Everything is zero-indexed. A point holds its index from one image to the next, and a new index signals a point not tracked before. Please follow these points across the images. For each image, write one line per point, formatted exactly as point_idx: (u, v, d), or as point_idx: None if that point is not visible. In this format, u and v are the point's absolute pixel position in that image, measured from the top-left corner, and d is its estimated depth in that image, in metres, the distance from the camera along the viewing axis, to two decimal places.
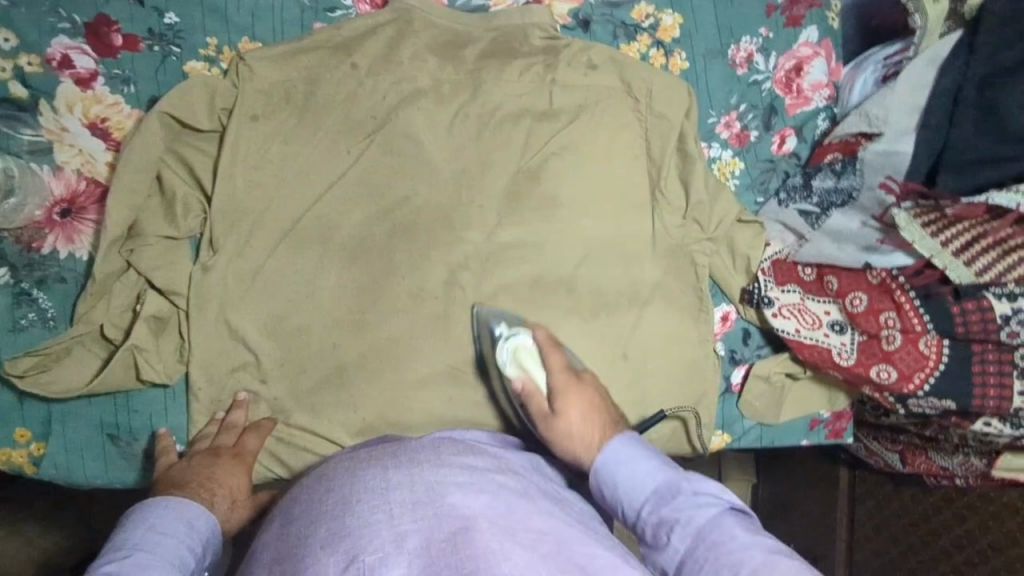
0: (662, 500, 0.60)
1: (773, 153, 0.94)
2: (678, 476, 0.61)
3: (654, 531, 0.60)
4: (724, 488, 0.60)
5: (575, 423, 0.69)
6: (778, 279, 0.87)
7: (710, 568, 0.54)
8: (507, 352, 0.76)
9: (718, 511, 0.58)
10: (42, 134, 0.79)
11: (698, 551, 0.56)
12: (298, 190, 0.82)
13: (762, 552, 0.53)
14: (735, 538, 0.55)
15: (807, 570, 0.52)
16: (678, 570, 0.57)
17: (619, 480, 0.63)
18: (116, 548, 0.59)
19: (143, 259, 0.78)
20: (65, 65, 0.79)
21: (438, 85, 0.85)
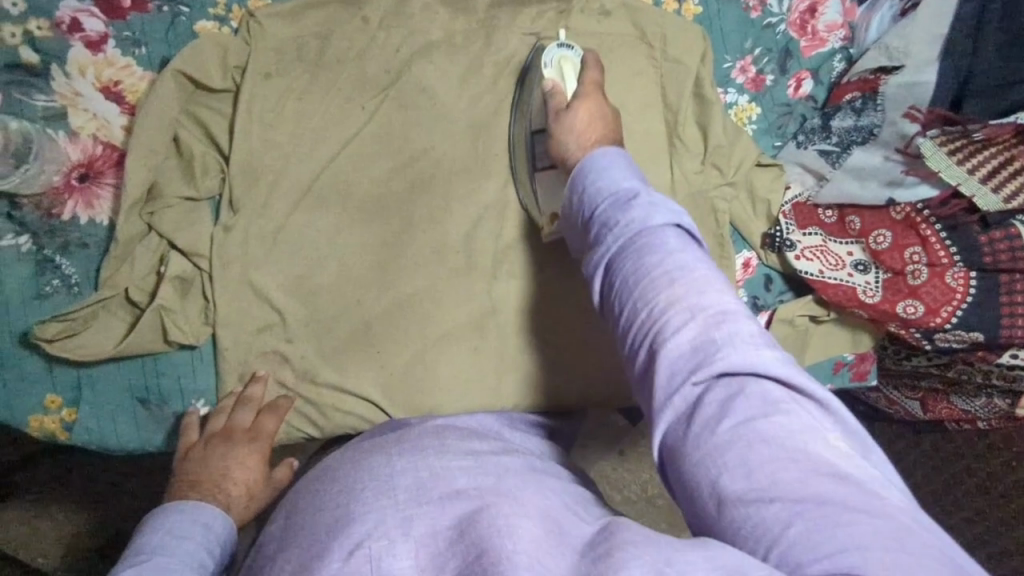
0: (618, 203, 0.56)
1: (790, 97, 0.93)
2: (635, 186, 0.57)
3: (602, 217, 0.56)
4: (678, 210, 0.55)
5: (581, 123, 0.70)
6: (799, 223, 0.87)
7: (630, 266, 0.52)
8: (552, 57, 0.77)
9: (660, 217, 0.53)
10: (55, 100, 0.78)
11: (628, 253, 0.53)
12: (314, 147, 0.82)
13: (685, 261, 0.51)
14: (665, 244, 0.52)
15: (726, 286, 0.50)
16: (607, 269, 0.54)
17: (599, 172, 0.59)
18: (137, 555, 0.58)
19: (166, 222, 0.78)
20: (75, 28, 0.78)
21: (450, 36, 0.85)
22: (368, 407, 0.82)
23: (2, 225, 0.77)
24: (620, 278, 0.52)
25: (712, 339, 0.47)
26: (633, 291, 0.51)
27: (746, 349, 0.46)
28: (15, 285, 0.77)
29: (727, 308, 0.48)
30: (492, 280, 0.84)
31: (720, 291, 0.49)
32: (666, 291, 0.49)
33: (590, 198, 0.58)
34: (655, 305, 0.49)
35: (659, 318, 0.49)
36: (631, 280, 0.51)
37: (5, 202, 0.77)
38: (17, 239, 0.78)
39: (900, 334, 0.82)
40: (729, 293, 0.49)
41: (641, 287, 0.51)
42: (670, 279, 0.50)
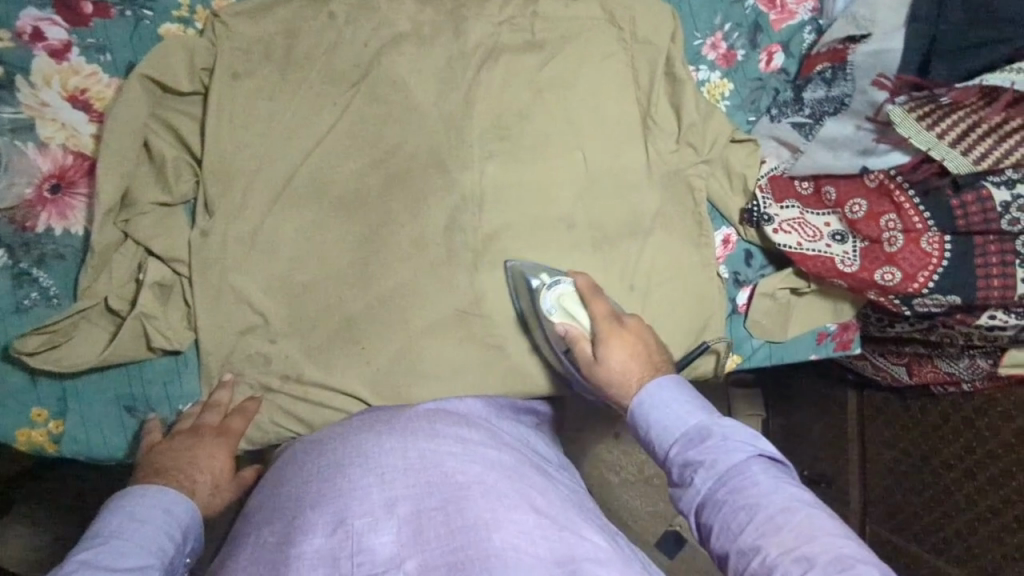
0: (693, 441, 0.62)
1: (761, 71, 0.93)
2: (720, 423, 0.62)
3: (685, 459, 0.61)
4: (756, 438, 0.60)
5: (616, 366, 0.72)
6: (776, 196, 0.87)
7: (729, 518, 0.56)
8: (552, 300, 0.78)
9: (751, 457, 0.59)
10: (21, 111, 0.77)
11: (721, 492, 0.58)
12: (288, 146, 0.81)
13: (785, 498, 0.55)
14: (759, 485, 0.57)
15: (831, 522, 0.54)
16: (699, 508, 0.59)
17: (665, 414, 0.64)
18: (96, 536, 0.62)
19: (142, 228, 0.78)
20: (37, 38, 0.77)
21: (418, 27, 0.85)
22: (356, 403, 0.82)
23: None
24: (720, 521, 0.57)
25: (822, 560, 0.51)
26: (736, 539, 0.55)
27: (856, 560, 0.50)
28: None
29: (836, 540, 0.52)
30: (474, 271, 0.84)
31: (824, 526, 0.53)
32: (772, 535, 0.53)
33: (672, 441, 0.63)
34: (760, 505, 0.55)
35: (771, 558, 0.53)
36: (732, 526, 0.56)
37: None
38: None
39: (879, 301, 0.83)
40: (833, 526, 0.53)
41: (744, 535, 0.55)
42: (775, 524, 0.54)
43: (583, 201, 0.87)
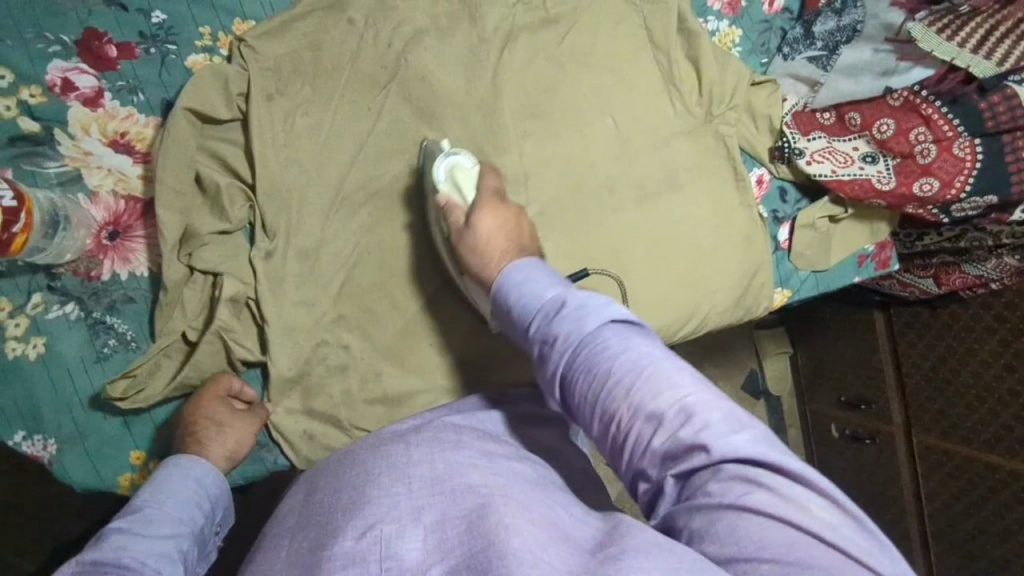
0: (551, 319, 0.58)
1: (766, 13, 0.96)
2: (573, 291, 0.59)
3: (544, 332, 0.58)
4: (609, 302, 0.56)
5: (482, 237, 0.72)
6: (802, 130, 0.90)
7: (584, 388, 0.53)
8: (444, 169, 0.79)
9: (600, 316, 0.55)
10: (66, 164, 0.78)
11: (574, 365, 0.55)
12: (332, 157, 0.83)
13: (633, 354, 0.53)
14: (608, 346, 0.53)
15: (681, 370, 0.52)
16: (561, 383, 0.56)
17: (524, 292, 0.63)
18: (130, 506, 0.66)
19: (207, 257, 0.79)
20: (69, 88, 0.77)
21: (435, 21, 0.86)
22: (438, 392, 0.86)
23: (46, 297, 0.77)
24: (578, 394, 0.54)
25: (673, 426, 0.49)
26: (596, 405, 0.53)
27: (715, 433, 0.48)
28: (73, 353, 0.77)
29: (681, 390, 0.50)
30: None
31: (675, 376, 0.51)
32: (622, 402, 0.51)
33: (533, 317, 0.60)
34: (609, 370, 0.52)
35: (627, 423, 0.51)
36: (589, 396, 0.53)
37: (42, 275, 0.76)
38: (64, 308, 0.77)
39: (918, 212, 0.87)
40: (687, 379, 0.51)
41: (599, 405, 0.52)
42: (623, 386, 0.51)
43: (620, 166, 0.91)
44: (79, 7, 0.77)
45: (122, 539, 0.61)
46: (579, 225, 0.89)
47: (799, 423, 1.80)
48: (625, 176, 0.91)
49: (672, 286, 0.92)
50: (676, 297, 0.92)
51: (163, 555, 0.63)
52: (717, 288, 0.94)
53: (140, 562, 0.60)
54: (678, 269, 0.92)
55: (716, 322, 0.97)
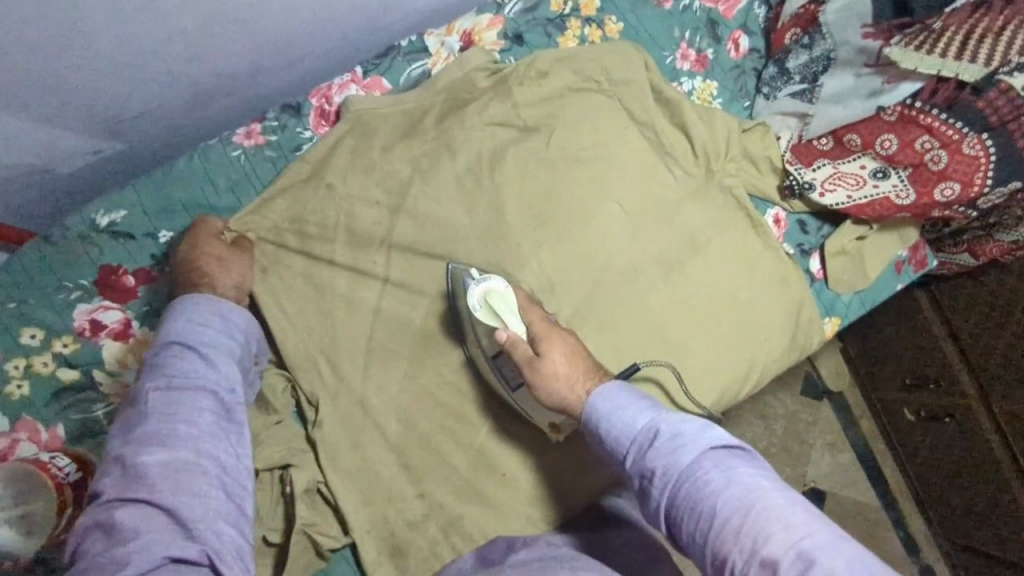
0: (646, 451, 0.62)
1: (735, 59, 0.98)
2: (667, 419, 0.64)
3: (641, 469, 0.62)
4: (706, 435, 0.61)
5: (561, 366, 0.72)
6: (805, 163, 0.91)
7: (693, 527, 0.58)
8: (477, 297, 0.78)
9: (699, 453, 0.60)
10: (112, 401, 0.79)
11: (681, 500, 0.59)
12: (362, 319, 0.83)
13: (740, 492, 0.57)
14: (711, 484, 0.58)
15: (789, 508, 0.55)
16: (669, 517, 0.60)
17: (614, 421, 0.66)
18: (166, 332, 0.69)
19: (267, 454, 0.78)
20: (98, 329, 0.79)
21: (417, 163, 0.86)
22: (525, 521, 0.84)
23: None
24: (687, 530, 0.58)
25: (782, 568, 0.52)
26: (706, 543, 0.57)
27: None
28: None
29: (792, 531, 0.54)
30: None
31: (786, 515, 0.55)
32: (733, 544, 0.55)
33: (628, 448, 0.64)
34: (715, 509, 0.57)
35: (739, 565, 0.54)
36: (698, 535, 0.57)
37: None
38: None
39: (946, 214, 0.86)
40: (795, 518, 0.55)
41: (710, 544, 0.56)
42: (731, 526, 0.56)
43: (638, 246, 0.90)
44: (91, 250, 0.80)
45: (162, 371, 0.65)
46: (613, 312, 0.88)
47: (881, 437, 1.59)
48: (648, 252, 0.91)
49: (719, 349, 0.90)
50: (728, 359, 0.90)
51: (195, 390, 0.65)
52: (766, 338, 0.92)
53: (198, 463, 0.62)
54: (722, 330, 0.91)
55: (775, 369, 0.94)
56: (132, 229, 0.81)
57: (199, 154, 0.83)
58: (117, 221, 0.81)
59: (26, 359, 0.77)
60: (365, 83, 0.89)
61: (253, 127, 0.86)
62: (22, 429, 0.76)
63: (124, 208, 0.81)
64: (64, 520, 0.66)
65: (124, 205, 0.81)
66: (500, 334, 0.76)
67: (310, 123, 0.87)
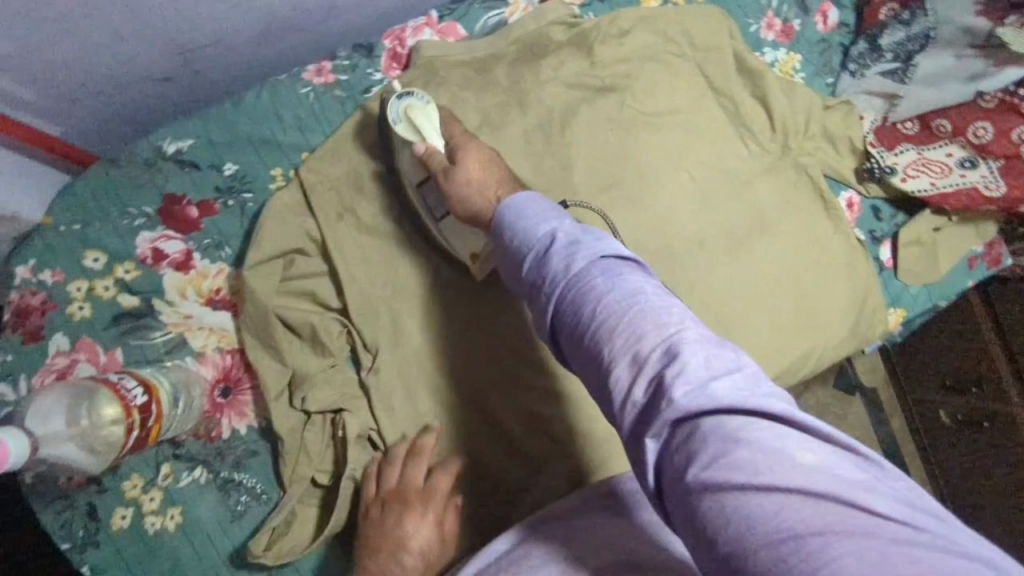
0: (536, 260, 0.52)
1: (822, 32, 0.95)
2: (569, 228, 0.52)
3: (533, 277, 0.52)
4: (599, 239, 0.50)
5: (475, 173, 0.67)
6: (887, 146, 0.88)
7: (572, 330, 0.48)
8: (397, 110, 0.75)
9: (592, 257, 0.49)
10: (170, 331, 0.79)
11: (563, 306, 0.49)
12: (420, 268, 0.81)
13: (623, 294, 0.46)
14: (593, 283, 0.47)
15: (672, 309, 0.45)
16: (552, 328, 0.50)
17: (516, 229, 0.55)
18: None
19: (319, 397, 0.78)
20: (160, 257, 0.79)
21: (486, 114, 0.85)
22: None
23: (175, 466, 0.78)
24: (566, 336, 0.49)
25: (656, 371, 0.43)
26: (583, 351, 0.47)
27: (708, 384, 0.41)
28: (208, 517, 0.77)
29: (670, 329, 0.44)
30: None
31: (668, 313, 0.45)
32: (605, 345, 0.45)
33: (523, 255, 0.53)
34: (592, 308, 0.46)
35: (613, 370, 0.45)
36: (576, 343, 0.47)
37: (167, 444, 0.78)
38: (192, 473, 0.78)
39: None
40: (677, 316, 0.45)
41: (585, 346, 0.47)
42: (608, 327, 0.45)
43: (706, 217, 0.88)
44: (157, 178, 0.80)
45: None
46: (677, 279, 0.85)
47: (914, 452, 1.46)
48: (716, 224, 0.88)
49: (782, 330, 0.87)
50: (790, 341, 0.88)
51: None
52: (829, 322, 0.90)
53: None
54: (787, 312, 0.88)
55: (834, 354, 0.92)
56: (197, 160, 0.81)
57: (268, 89, 0.83)
58: (183, 150, 0.80)
59: (88, 282, 0.78)
60: (440, 28, 0.88)
61: (323, 65, 0.85)
62: (82, 350, 0.76)
63: (191, 138, 0.81)
64: (131, 442, 0.66)
65: (191, 135, 0.81)
66: (417, 147, 0.72)
67: (381, 65, 0.86)
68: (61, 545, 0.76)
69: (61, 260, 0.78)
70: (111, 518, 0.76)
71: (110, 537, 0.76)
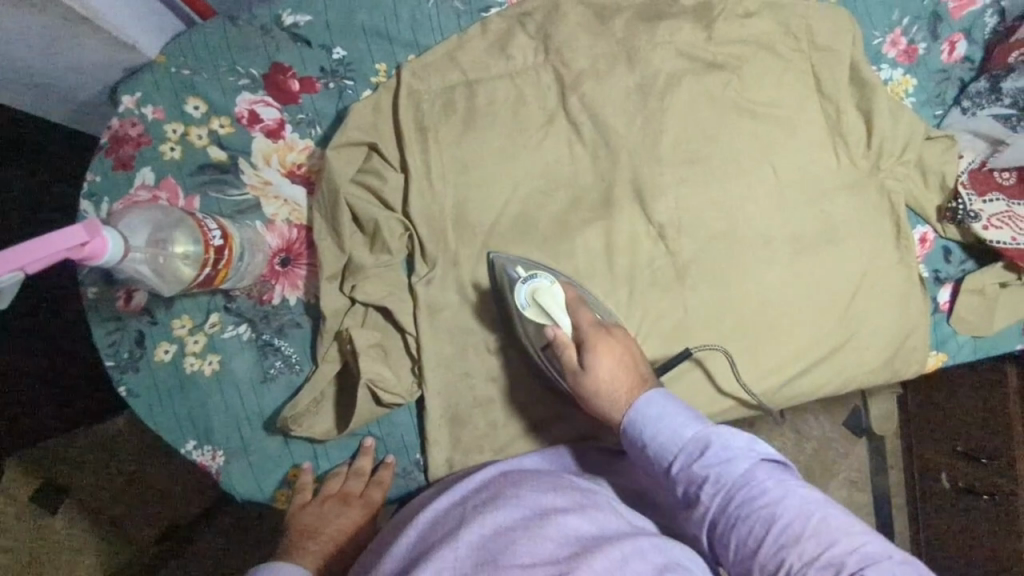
0: (703, 460, 0.57)
1: (944, 63, 0.93)
2: (713, 429, 0.58)
3: (686, 484, 0.57)
4: (755, 439, 0.57)
5: (604, 374, 0.68)
6: (978, 191, 0.87)
7: (739, 533, 0.53)
8: (524, 296, 0.74)
9: (751, 462, 0.56)
10: (248, 192, 0.82)
11: (737, 518, 0.54)
12: (491, 194, 0.83)
13: (794, 506, 0.53)
14: (766, 492, 0.54)
15: (843, 520, 0.52)
16: (714, 528, 0.56)
17: (659, 437, 0.60)
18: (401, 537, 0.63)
19: (369, 289, 0.80)
20: (254, 120, 0.82)
21: (595, 62, 0.85)
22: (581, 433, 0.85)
23: (223, 318, 0.82)
24: (735, 542, 0.54)
25: (843, 566, 0.49)
26: (756, 554, 0.52)
27: (872, 566, 0.48)
28: (243, 371, 0.82)
29: (853, 537, 0.50)
30: (691, 294, 0.85)
31: (843, 526, 0.51)
32: (786, 549, 0.51)
33: (671, 475, 0.59)
34: (772, 516, 0.53)
35: (797, 567, 0.50)
36: (749, 543, 0.53)
37: (221, 296, 0.82)
38: (238, 328, 0.82)
39: None
40: (842, 519, 0.52)
41: (761, 556, 0.52)
42: (792, 533, 0.51)
43: (781, 216, 0.87)
44: (268, 44, 0.82)
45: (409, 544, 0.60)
46: (734, 266, 0.86)
47: (904, 503, 1.41)
48: (791, 224, 0.87)
49: (823, 343, 0.88)
50: (827, 355, 0.88)
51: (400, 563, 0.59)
52: (872, 348, 0.89)
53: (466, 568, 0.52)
54: (832, 328, 0.88)
55: (866, 382, 0.91)
56: (310, 37, 0.83)
57: None
58: (300, 25, 0.83)
59: (184, 127, 0.81)
60: None
61: None
62: (164, 188, 0.80)
63: (309, 15, 0.83)
64: (200, 278, 0.70)
65: (310, 12, 0.83)
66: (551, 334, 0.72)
67: None
68: (105, 361, 0.81)
69: (163, 99, 0.81)
70: (155, 350, 0.81)
71: (151, 366, 0.81)
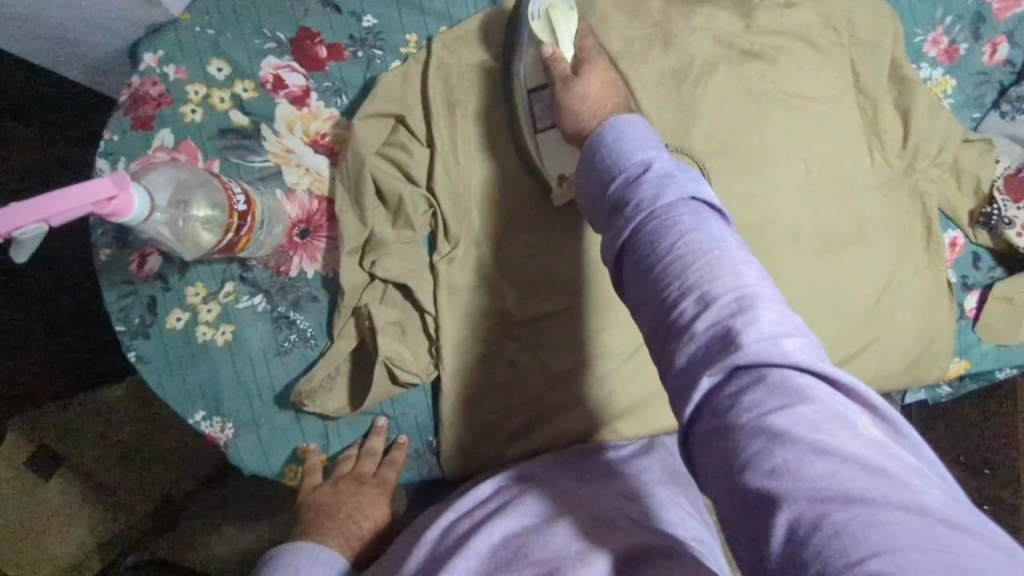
0: (629, 184, 0.49)
1: (985, 65, 0.91)
2: (662, 160, 0.49)
3: (617, 198, 0.49)
4: (691, 182, 0.48)
5: (593, 85, 0.66)
6: (1013, 198, 0.86)
7: (641, 258, 0.45)
8: (539, 7, 0.75)
9: (679, 195, 0.47)
10: (269, 159, 0.80)
11: (643, 237, 0.46)
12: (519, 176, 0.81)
13: (703, 236, 0.44)
14: (678, 225, 0.45)
15: (752, 263, 0.43)
16: (624, 250, 0.48)
17: (610, 151, 0.51)
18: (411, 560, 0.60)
19: (389, 266, 0.78)
20: (279, 85, 0.80)
21: (630, 45, 0.83)
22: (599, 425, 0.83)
23: (238, 288, 0.80)
24: (637, 264, 0.46)
25: (730, 310, 0.41)
26: (649, 281, 0.45)
27: (774, 335, 0.40)
28: (257, 344, 0.80)
29: (747, 279, 0.43)
30: None
31: (742, 267, 0.43)
32: (675, 276, 0.43)
33: (610, 176, 0.50)
34: (676, 242, 0.44)
35: (678, 299, 0.43)
36: (644, 267, 0.45)
37: (237, 265, 0.80)
38: (253, 299, 0.80)
39: None
40: (753, 273, 0.43)
41: (654, 276, 0.44)
42: (684, 264, 0.43)
43: (813, 212, 0.85)
44: (297, 8, 0.80)
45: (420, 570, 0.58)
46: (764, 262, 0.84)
47: None
48: (822, 221, 0.85)
49: (848, 344, 0.86)
50: (851, 357, 0.86)
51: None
52: (896, 352, 0.88)
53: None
54: (857, 331, 0.86)
55: (887, 386, 0.90)
56: (341, 4, 0.81)
57: None
58: None
59: (206, 89, 0.79)
60: None
61: None
62: (183, 151, 0.78)
63: None
64: (222, 244, 0.68)
65: None
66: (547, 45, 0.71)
67: None
68: (115, 327, 0.79)
69: (187, 59, 0.78)
70: (166, 317, 0.79)
71: (161, 334, 0.79)
